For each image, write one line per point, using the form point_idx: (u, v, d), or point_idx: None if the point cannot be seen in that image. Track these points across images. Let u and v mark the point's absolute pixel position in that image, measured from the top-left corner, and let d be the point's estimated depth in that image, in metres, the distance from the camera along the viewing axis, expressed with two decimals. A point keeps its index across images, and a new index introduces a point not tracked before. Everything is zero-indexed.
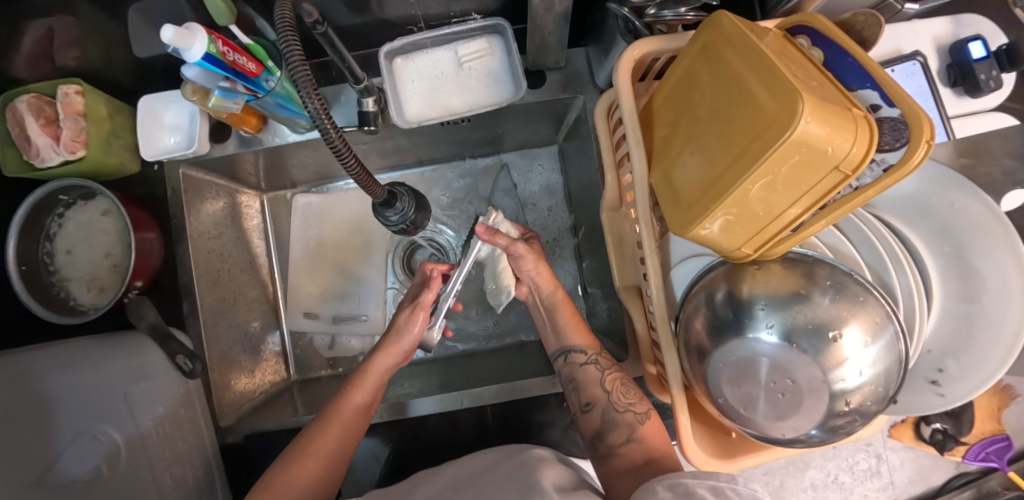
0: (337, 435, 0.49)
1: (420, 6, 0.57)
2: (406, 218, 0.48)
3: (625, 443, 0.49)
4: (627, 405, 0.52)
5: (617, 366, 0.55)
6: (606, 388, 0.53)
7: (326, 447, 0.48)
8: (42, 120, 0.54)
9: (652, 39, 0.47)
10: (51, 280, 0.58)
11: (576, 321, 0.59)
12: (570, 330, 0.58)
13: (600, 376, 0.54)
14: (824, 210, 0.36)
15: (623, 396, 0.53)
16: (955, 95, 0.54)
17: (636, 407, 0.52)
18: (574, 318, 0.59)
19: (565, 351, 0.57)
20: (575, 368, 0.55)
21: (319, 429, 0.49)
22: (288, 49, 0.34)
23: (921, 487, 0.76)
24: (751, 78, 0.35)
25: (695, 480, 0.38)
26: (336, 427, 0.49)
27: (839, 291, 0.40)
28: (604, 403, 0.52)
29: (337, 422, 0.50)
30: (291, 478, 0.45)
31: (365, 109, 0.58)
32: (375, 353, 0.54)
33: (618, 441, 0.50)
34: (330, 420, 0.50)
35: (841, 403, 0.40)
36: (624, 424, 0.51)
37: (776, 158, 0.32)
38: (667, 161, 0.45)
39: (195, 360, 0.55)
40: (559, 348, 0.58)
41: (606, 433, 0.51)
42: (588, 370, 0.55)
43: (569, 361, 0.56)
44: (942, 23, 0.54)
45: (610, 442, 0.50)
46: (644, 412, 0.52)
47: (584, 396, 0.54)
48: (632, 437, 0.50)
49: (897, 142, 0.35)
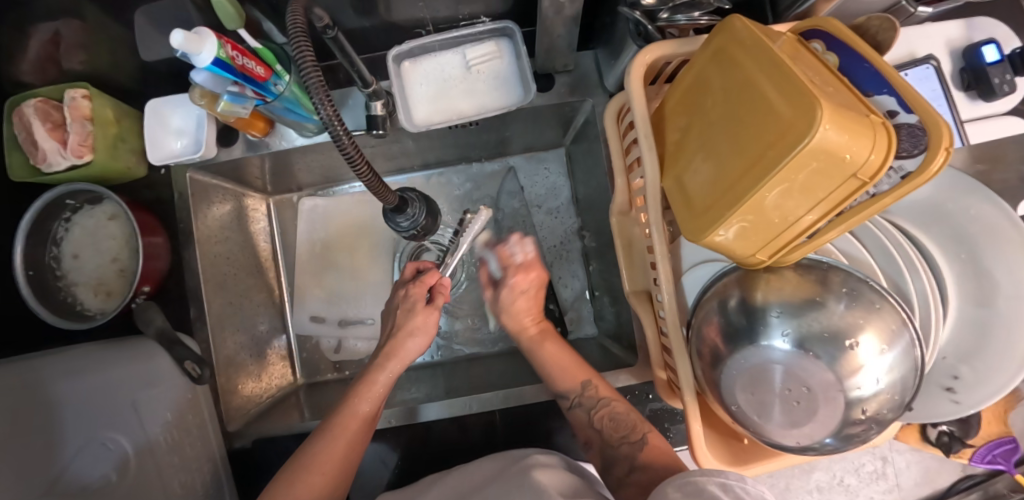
0: (342, 448, 0.48)
1: (429, 9, 0.57)
2: (416, 224, 0.48)
3: (630, 473, 0.48)
4: (621, 438, 0.50)
5: (608, 400, 0.53)
6: (596, 427, 0.52)
7: (330, 464, 0.48)
8: (49, 125, 0.53)
9: (664, 43, 0.47)
10: (58, 285, 0.57)
11: (562, 358, 0.57)
12: (557, 374, 0.55)
13: (588, 420, 0.52)
14: (841, 217, 0.35)
15: (614, 430, 0.51)
16: (968, 99, 0.53)
17: (630, 438, 0.50)
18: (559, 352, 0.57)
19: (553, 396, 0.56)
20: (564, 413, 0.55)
21: (323, 443, 0.48)
22: (300, 54, 0.33)
23: (927, 490, 0.76)
24: (767, 83, 0.35)
25: (705, 477, 0.37)
26: (341, 442, 0.49)
27: (854, 298, 0.40)
28: (599, 443, 0.52)
29: (342, 439, 0.49)
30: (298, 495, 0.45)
31: (374, 113, 0.57)
32: (383, 361, 0.54)
33: (622, 474, 0.49)
34: (332, 436, 0.49)
35: (857, 411, 0.40)
36: (623, 458, 0.49)
37: (793, 165, 0.32)
38: (679, 166, 0.45)
39: (204, 365, 0.54)
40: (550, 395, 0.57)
41: (611, 468, 0.50)
42: (576, 415, 0.53)
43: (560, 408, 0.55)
44: (954, 27, 0.53)
45: (616, 476, 0.49)
46: (640, 440, 0.50)
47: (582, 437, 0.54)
48: (634, 467, 0.48)
49: (915, 149, 0.37)
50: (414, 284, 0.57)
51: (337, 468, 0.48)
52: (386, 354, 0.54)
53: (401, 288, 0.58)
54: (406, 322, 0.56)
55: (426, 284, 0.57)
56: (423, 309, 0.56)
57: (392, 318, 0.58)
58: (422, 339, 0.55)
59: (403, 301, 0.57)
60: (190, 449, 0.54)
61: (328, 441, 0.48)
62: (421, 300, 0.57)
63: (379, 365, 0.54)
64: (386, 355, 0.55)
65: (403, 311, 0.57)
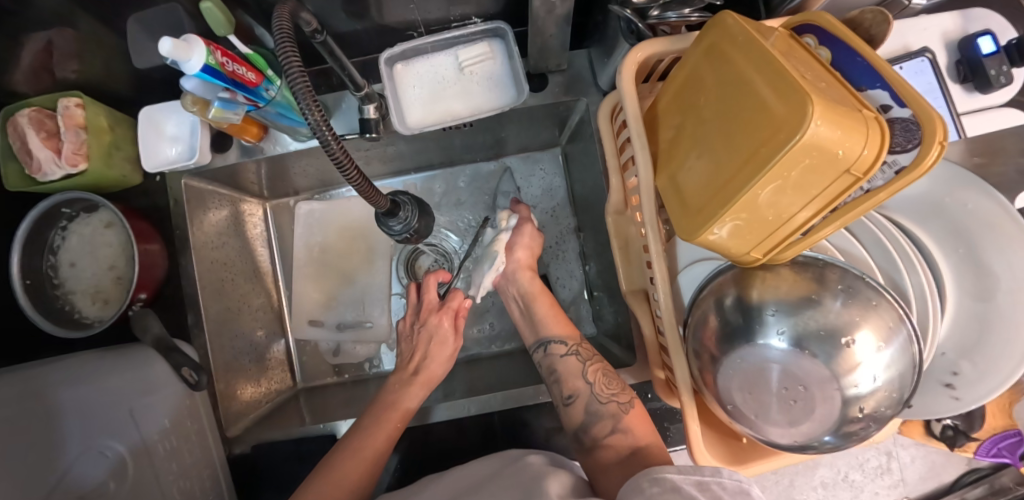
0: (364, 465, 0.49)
1: (420, 11, 0.56)
2: (409, 227, 0.48)
3: (610, 434, 0.49)
4: (610, 396, 0.51)
5: (599, 357, 0.55)
6: (587, 379, 0.53)
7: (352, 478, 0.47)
8: (43, 134, 0.53)
9: (656, 40, 0.46)
10: (55, 293, 0.58)
11: (555, 312, 0.61)
12: (549, 323, 0.60)
13: (582, 368, 0.54)
14: (834, 214, 0.35)
15: (606, 387, 0.52)
16: (965, 91, 0.53)
17: (619, 397, 0.51)
18: (552, 309, 0.61)
19: (545, 343, 0.58)
20: (555, 360, 0.56)
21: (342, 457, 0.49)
22: (287, 60, 0.33)
23: (931, 484, 0.75)
24: (758, 79, 0.35)
25: (680, 475, 0.37)
26: (360, 462, 0.49)
27: (850, 295, 0.39)
28: (587, 395, 0.52)
29: (361, 457, 0.49)
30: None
31: (366, 116, 0.58)
32: (410, 385, 0.57)
33: (602, 433, 0.49)
34: (350, 456, 0.49)
35: (855, 409, 0.39)
36: (608, 416, 0.50)
37: (786, 162, 0.32)
38: (672, 164, 0.45)
39: (201, 372, 0.54)
40: (537, 341, 0.59)
41: (590, 426, 0.50)
42: (568, 362, 0.55)
43: (550, 353, 0.57)
44: (950, 18, 0.53)
45: (594, 434, 0.50)
46: (627, 402, 0.51)
47: (566, 388, 0.53)
48: (616, 428, 0.49)
49: (910, 143, 0.34)
50: (442, 312, 0.61)
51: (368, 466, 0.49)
52: (413, 379, 0.57)
53: (427, 319, 0.61)
54: (433, 349, 0.59)
55: (452, 309, 0.62)
56: (452, 336, 0.61)
57: (417, 345, 0.61)
58: (446, 361, 0.59)
59: (434, 331, 0.60)
60: (189, 456, 0.54)
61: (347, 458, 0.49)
62: (448, 327, 0.61)
63: (408, 386, 0.57)
64: (416, 381, 0.57)
65: (435, 342, 0.60)
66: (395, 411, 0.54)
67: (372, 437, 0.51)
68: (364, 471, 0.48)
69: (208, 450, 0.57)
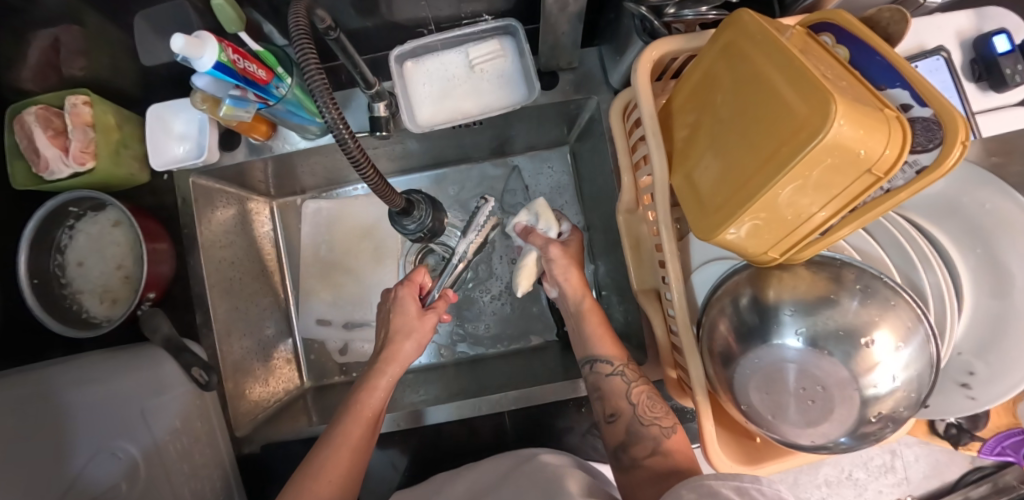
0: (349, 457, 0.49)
1: (431, 8, 0.56)
2: (423, 226, 0.48)
3: (650, 455, 0.49)
4: (653, 419, 0.51)
5: (644, 379, 0.55)
6: (631, 401, 0.52)
7: (336, 473, 0.47)
8: (50, 132, 0.53)
9: (671, 38, 0.46)
10: (63, 293, 0.57)
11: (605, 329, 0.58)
12: (600, 341, 0.57)
13: (627, 388, 0.53)
14: (853, 214, 0.35)
15: (649, 408, 0.52)
16: (979, 90, 0.52)
17: (662, 421, 0.51)
18: (602, 326, 0.59)
19: (591, 360, 0.56)
20: (600, 378, 0.55)
21: (332, 452, 0.48)
22: (303, 57, 0.33)
23: (936, 482, 0.75)
24: (778, 78, 0.34)
25: (719, 481, 0.37)
26: (345, 453, 0.49)
27: (868, 295, 0.39)
28: (630, 416, 0.52)
29: (344, 448, 0.49)
30: None
31: (376, 114, 0.57)
32: (380, 365, 0.55)
33: (642, 454, 0.49)
34: (337, 445, 0.49)
35: (872, 410, 0.39)
36: (649, 438, 0.50)
37: (807, 162, 0.32)
38: (688, 162, 0.45)
39: (211, 372, 0.55)
40: (585, 356, 0.57)
41: (629, 445, 0.50)
42: (613, 382, 0.54)
43: (595, 372, 0.55)
44: (964, 16, 0.52)
45: (633, 454, 0.50)
46: (669, 427, 0.51)
47: (608, 407, 0.53)
48: (657, 449, 0.49)
49: (930, 143, 0.35)
50: (403, 284, 0.60)
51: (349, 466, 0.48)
52: (385, 359, 0.55)
53: (393, 291, 0.60)
54: (402, 324, 0.57)
55: (414, 284, 0.61)
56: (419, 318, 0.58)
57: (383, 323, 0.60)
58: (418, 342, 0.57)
59: (393, 302, 0.59)
60: (200, 456, 0.54)
61: (333, 450, 0.48)
62: (413, 302, 0.59)
63: (378, 370, 0.55)
64: (384, 360, 0.55)
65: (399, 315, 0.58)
66: (364, 408, 0.52)
67: (353, 426, 0.51)
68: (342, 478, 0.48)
69: (218, 450, 0.57)
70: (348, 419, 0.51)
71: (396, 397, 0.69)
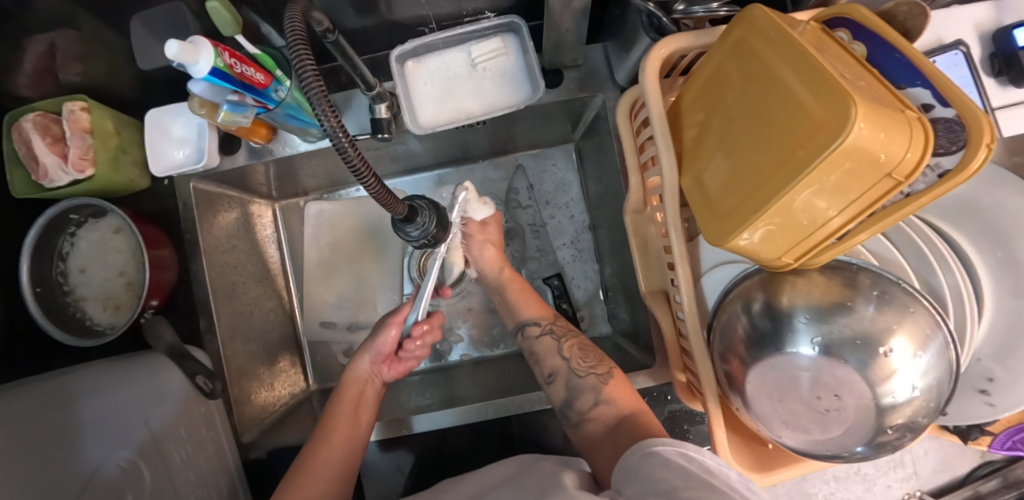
0: (334, 456, 0.50)
1: (431, 6, 0.55)
2: (427, 233, 0.46)
3: (594, 406, 0.50)
4: (588, 368, 0.52)
5: (574, 332, 0.57)
6: (564, 355, 0.55)
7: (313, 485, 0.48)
8: (48, 139, 0.52)
9: (681, 35, 0.44)
10: (66, 301, 0.57)
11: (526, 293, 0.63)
12: (524, 304, 0.61)
13: (557, 344, 0.56)
14: (871, 219, 0.34)
15: (583, 360, 0.53)
16: (998, 85, 0.50)
17: (597, 369, 0.52)
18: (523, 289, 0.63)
19: (522, 325, 0.60)
20: (532, 341, 0.58)
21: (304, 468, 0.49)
22: (300, 62, 0.32)
23: (945, 476, 0.74)
24: (794, 78, 0.33)
25: (667, 448, 0.39)
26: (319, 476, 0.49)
27: (884, 301, 0.38)
28: (565, 370, 0.53)
29: (332, 446, 0.51)
30: None
31: (377, 116, 0.56)
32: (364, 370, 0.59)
33: (586, 407, 0.50)
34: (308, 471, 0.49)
35: (891, 418, 0.38)
36: (588, 388, 0.51)
37: (826, 166, 0.30)
38: (698, 163, 0.43)
39: (216, 380, 0.56)
40: (516, 323, 0.61)
41: (573, 400, 0.51)
42: (545, 341, 0.57)
43: (527, 336, 0.59)
44: (984, 8, 0.50)
45: (579, 408, 0.51)
46: (605, 372, 0.52)
47: (546, 367, 0.55)
48: (598, 399, 0.50)
49: (953, 144, 0.33)
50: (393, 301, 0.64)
51: (338, 461, 0.50)
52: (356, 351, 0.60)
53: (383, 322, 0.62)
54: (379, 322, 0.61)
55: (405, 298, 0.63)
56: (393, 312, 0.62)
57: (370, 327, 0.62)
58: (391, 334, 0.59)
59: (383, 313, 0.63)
60: (205, 464, 0.54)
61: (312, 457, 0.50)
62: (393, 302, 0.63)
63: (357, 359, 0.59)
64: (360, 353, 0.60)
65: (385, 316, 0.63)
66: (345, 400, 0.56)
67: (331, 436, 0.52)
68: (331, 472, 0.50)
69: (223, 457, 0.57)
70: (337, 403, 0.55)
71: (400, 402, 0.68)
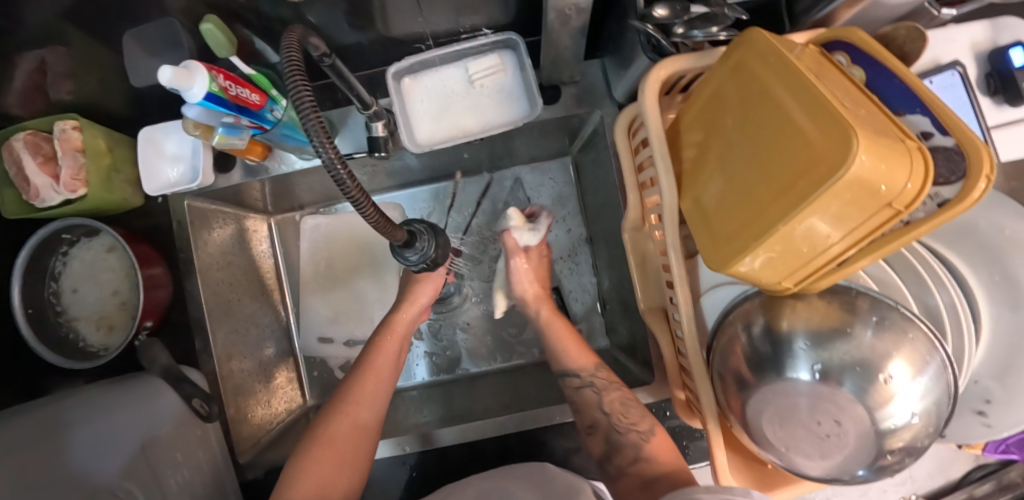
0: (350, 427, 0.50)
1: (428, 24, 0.54)
2: (426, 257, 0.46)
3: (635, 463, 0.48)
4: (630, 425, 0.50)
5: (617, 385, 0.55)
6: (605, 410, 0.52)
7: (334, 456, 0.48)
8: (39, 159, 0.52)
9: (680, 57, 0.44)
10: (59, 321, 0.56)
11: (571, 342, 0.61)
12: (567, 354, 0.60)
13: (599, 399, 0.53)
14: (870, 246, 0.34)
15: (624, 416, 0.51)
16: (994, 104, 0.51)
17: (640, 425, 0.50)
18: (576, 348, 0.61)
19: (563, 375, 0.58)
20: (572, 392, 0.56)
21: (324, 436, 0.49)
22: (296, 92, 0.31)
23: (940, 480, 0.75)
24: (794, 105, 0.33)
25: (711, 494, 0.35)
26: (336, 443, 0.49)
27: (883, 325, 0.38)
28: (606, 426, 0.51)
29: (351, 415, 0.51)
30: (302, 485, 0.45)
31: (374, 134, 0.55)
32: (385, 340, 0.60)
33: (626, 462, 0.49)
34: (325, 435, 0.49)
35: (893, 441, 0.38)
36: (630, 445, 0.49)
37: (828, 196, 0.30)
38: (698, 185, 0.43)
39: (212, 402, 0.54)
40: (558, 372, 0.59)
41: (614, 455, 0.50)
42: (587, 394, 0.55)
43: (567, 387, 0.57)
44: (980, 27, 0.51)
45: (620, 463, 0.49)
46: (649, 430, 0.50)
47: (587, 419, 0.53)
48: (640, 456, 0.48)
49: (953, 175, 0.34)
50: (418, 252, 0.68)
51: (353, 432, 0.50)
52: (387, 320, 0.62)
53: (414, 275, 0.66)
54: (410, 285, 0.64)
55: None
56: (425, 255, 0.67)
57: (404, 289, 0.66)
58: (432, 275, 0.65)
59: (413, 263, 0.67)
60: (202, 488, 0.54)
61: (326, 435, 0.49)
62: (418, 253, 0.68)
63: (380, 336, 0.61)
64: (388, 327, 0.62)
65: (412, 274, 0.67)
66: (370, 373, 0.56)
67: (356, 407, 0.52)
68: (352, 443, 0.49)
69: (219, 478, 0.56)
70: (360, 375, 0.56)
71: (399, 418, 0.68)
